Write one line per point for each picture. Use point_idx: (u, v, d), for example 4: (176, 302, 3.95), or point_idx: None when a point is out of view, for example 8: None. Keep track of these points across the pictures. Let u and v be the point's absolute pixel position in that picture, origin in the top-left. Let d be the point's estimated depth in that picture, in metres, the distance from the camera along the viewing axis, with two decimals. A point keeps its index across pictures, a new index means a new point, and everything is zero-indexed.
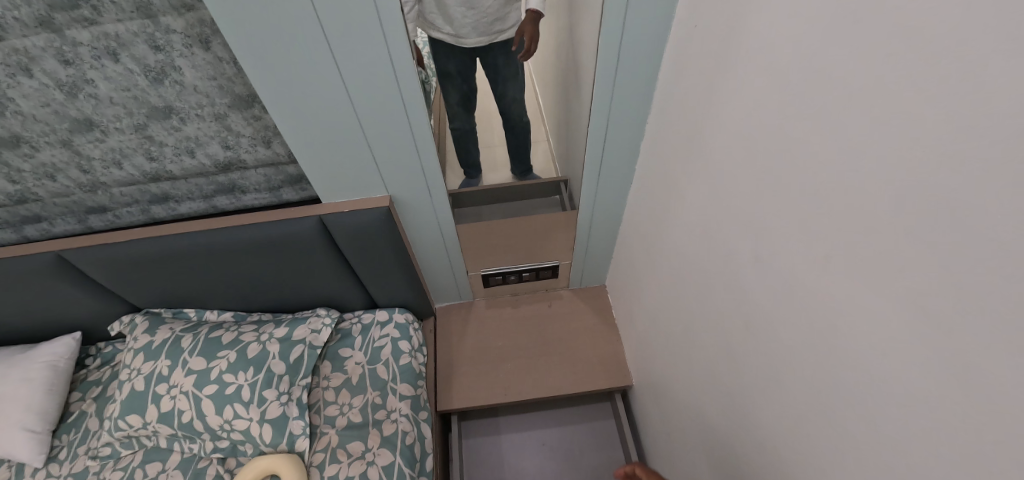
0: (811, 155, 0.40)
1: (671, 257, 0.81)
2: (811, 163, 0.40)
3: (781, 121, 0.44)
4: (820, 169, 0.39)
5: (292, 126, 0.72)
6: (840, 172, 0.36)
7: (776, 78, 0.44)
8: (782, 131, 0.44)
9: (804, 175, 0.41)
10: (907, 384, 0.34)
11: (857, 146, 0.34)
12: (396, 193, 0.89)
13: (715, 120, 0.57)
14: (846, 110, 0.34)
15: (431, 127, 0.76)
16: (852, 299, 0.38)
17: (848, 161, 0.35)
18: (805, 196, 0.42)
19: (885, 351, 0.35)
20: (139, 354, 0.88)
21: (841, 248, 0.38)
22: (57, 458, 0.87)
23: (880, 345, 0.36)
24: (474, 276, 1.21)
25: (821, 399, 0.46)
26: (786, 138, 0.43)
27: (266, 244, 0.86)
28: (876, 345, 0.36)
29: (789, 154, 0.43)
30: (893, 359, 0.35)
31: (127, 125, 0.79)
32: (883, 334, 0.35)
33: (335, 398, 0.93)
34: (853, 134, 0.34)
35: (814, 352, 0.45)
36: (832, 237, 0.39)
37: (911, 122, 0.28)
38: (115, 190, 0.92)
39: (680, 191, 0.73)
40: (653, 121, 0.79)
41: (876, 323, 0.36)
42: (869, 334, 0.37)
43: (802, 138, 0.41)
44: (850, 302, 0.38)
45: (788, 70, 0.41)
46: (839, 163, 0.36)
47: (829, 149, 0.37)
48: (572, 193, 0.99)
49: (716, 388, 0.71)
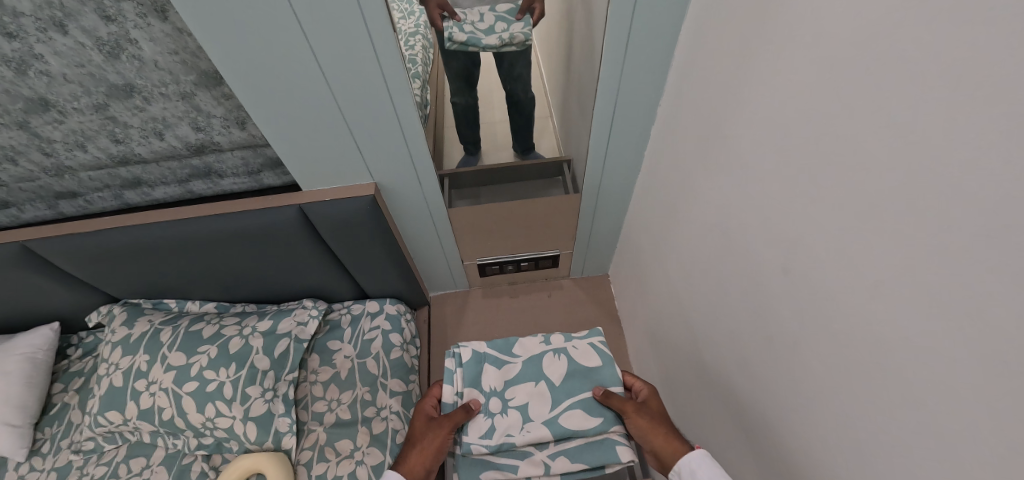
0: (855, 160, 0.34)
1: (681, 255, 0.75)
2: (855, 169, 0.34)
3: (818, 117, 0.37)
4: (869, 177, 0.33)
5: (264, 112, 0.65)
6: (893, 185, 0.31)
7: (816, 61, 0.37)
8: (820, 128, 0.37)
9: (844, 181, 0.35)
10: (973, 444, 0.29)
11: (922, 157, 0.28)
12: (383, 181, 0.82)
13: (738, 111, 0.51)
14: (908, 109, 0.28)
15: (419, 113, 0.69)
16: (899, 331, 0.33)
17: (908, 173, 0.29)
18: (845, 206, 0.36)
19: (942, 397, 0.30)
20: (117, 348, 0.86)
21: (890, 272, 0.33)
22: (40, 451, 0.87)
23: (935, 390, 0.31)
24: (469, 265, 1.15)
25: (848, 430, 0.41)
26: (824, 137, 0.37)
27: (246, 235, 0.81)
28: (927, 387, 0.31)
29: (826, 156, 0.37)
30: (953, 408, 0.30)
31: (86, 104, 0.72)
32: (941, 375, 0.30)
33: (323, 393, 0.92)
34: (916, 139, 0.28)
35: (845, 380, 0.40)
36: (876, 257, 0.34)
37: (1002, 137, 0.22)
38: (82, 175, 0.86)
39: (693, 185, 0.66)
40: (666, 105, 0.72)
41: (937, 364, 0.30)
42: (917, 374, 0.32)
43: (843, 140, 0.35)
44: (897, 335, 0.33)
45: (832, 56, 0.35)
46: (893, 172, 0.30)
47: (879, 156, 0.31)
48: (575, 174, 0.91)
49: (722, 396, 0.68)
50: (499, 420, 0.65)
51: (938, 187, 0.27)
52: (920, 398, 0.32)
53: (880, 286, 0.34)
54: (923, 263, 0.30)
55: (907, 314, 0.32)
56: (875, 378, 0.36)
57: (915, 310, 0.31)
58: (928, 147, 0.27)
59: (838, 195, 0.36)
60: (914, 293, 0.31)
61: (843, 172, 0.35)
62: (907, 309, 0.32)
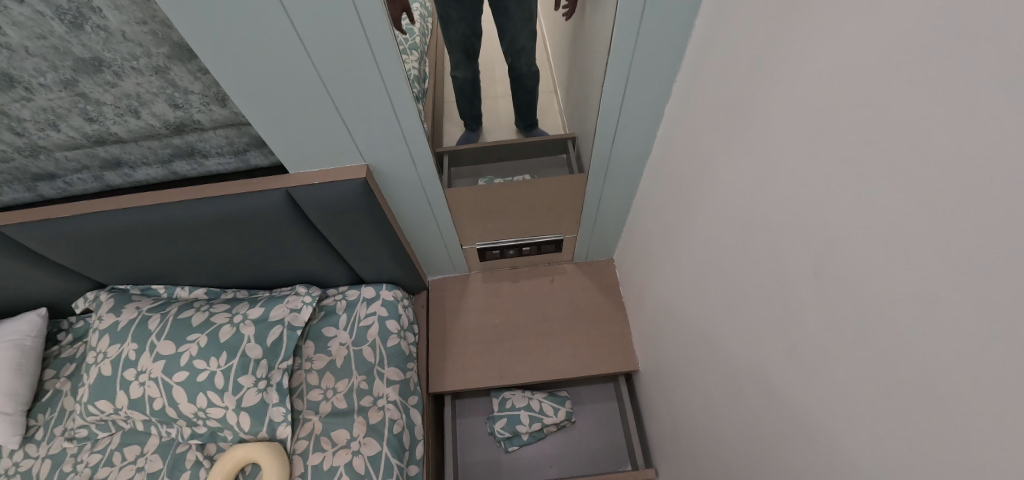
0: (901, 151, 0.29)
1: (695, 245, 0.70)
2: (899, 162, 0.29)
3: (861, 100, 0.32)
4: (920, 172, 0.28)
5: (244, 90, 0.59)
6: (944, 184, 0.26)
7: (860, 30, 0.31)
8: (862, 113, 0.32)
9: (887, 174, 0.31)
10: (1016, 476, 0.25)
11: (983, 157, 0.23)
12: (375, 163, 0.77)
13: (766, 89, 0.45)
14: (970, 99, 0.23)
15: (412, 90, 0.63)
16: (945, 347, 0.29)
17: (968, 172, 0.24)
18: (886, 203, 0.31)
19: (984, 421, 0.27)
20: (105, 336, 0.87)
21: (938, 282, 0.28)
22: (34, 438, 0.90)
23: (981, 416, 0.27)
24: (469, 250, 1.11)
25: (875, 443, 0.38)
26: (866, 123, 0.32)
27: (231, 221, 0.77)
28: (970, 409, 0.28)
29: (866, 144, 0.32)
30: (999, 437, 0.26)
31: (53, 80, 0.66)
32: (989, 399, 0.26)
33: (318, 382, 0.90)
34: (977, 124, 0.23)
35: (874, 390, 0.36)
36: (921, 262, 0.29)
37: None
38: (58, 155, 0.81)
39: (711, 172, 0.60)
40: (683, 81, 0.65)
41: (987, 389, 0.26)
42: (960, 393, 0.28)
43: (888, 128, 0.30)
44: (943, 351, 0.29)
45: (881, 29, 0.29)
46: (947, 169, 0.26)
47: (932, 149, 0.27)
48: (579, 152, 0.85)
49: (738, 394, 0.64)
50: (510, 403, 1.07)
51: (1000, 192, 0.23)
52: (965, 421, 0.28)
53: (925, 296, 0.29)
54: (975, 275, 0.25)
55: (957, 331, 0.28)
56: (909, 393, 0.33)
57: (961, 326, 0.27)
58: (991, 146, 0.23)
59: (878, 189, 0.32)
60: (965, 308, 0.27)
61: (886, 164, 0.30)
62: (954, 324, 0.28)
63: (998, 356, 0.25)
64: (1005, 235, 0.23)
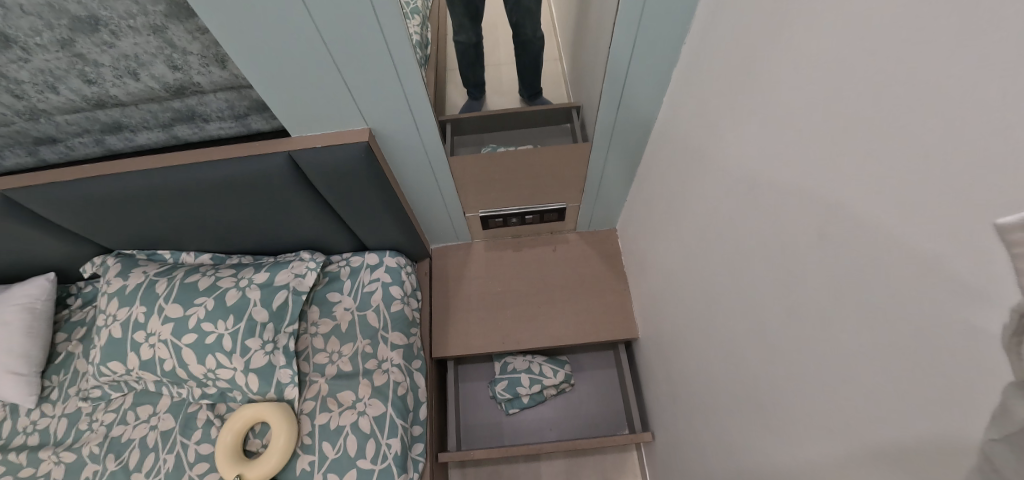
0: (914, 101, 0.28)
1: (699, 207, 0.70)
2: (910, 113, 0.29)
3: (877, 49, 0.31)
4: (928, 121, 0.27)
5: (245, 50, 0.57)
6: (946, 132, 0.26)
7: None
8: (878, 62, 0.31)
9: (896, 124, 0.30)
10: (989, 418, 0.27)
11: (988, 102, 0.23)
12: (378, 128, 0.76)
13: (779, 43, 0.43)
14: (986, 43, 0.23)
15: (416, 55, 0.61)
16: (933, 296, 0.30)
17: (971, 122, 0.24)
18: (891, 154, 0.31)
19: (971, 366, 0.28)
20: (113, 299, 0.89)
21: (935, 234, 0.28)
22: (50, 398, 0.95)
23: (968, 363, 0.28)
24: (471, 218, 1.11)
25: (868, 394, 0.39)
26: (880, 72, 0.31)
27: (233, 186, 0.77)
28: (957, 357, 0.29)
29: (878, 95, 0.32)
30: (980, 383, 0.27)
31: (49, 40, 0.64)
32: (973, 346, 0.27)
33: (323, 346, 0.92)
34: (987, 70, 0.23)
35: (870, 342, 0.37)
36: (920, 212, 0.29)
37: None
38: (59, 118, 0.80)
39: (717, 133, 0.59)
40: (693, 43, 0.63)
41: (973, 336, 0.27)
42: (951, 343, 0.29)
43: (900, 74, 0.29)
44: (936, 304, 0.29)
45: None
46: (951, 119, 0.26)
47: (943, 101, 0.26)
48: (584, 121, 0.84)
49: (736, 357, 0.65)
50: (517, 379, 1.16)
51: (997, 139, 0.23)
52: (949, 365, 0.30)
53: (923, 249, 0.30)
54: (965, 225, 0.26)
55: (948, 282, 0.28)
56: (902, 343, 0.33)
57: (950, 277, 0.28)
58: (996, 93, 0.23)
59: (887, 141, 0.31)
60: (957, 259, 0.27)
61: (895, 114, 0.30)
62: (945, 275, 0.28)
63: (982, 304, 0.26)
64: (996, 183, 0.23)
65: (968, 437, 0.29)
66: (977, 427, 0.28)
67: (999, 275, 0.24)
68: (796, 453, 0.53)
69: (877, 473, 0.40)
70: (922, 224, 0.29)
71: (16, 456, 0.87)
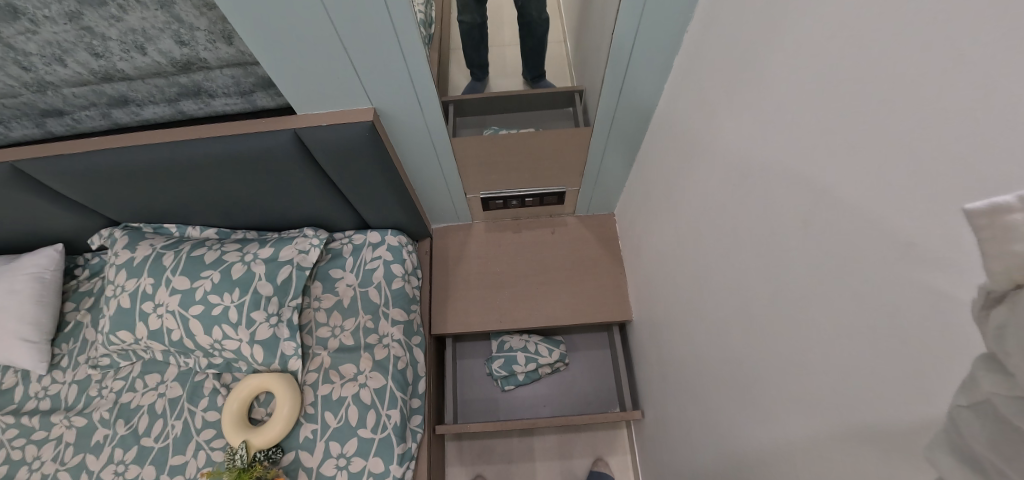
0: (902, 90, 0.30)
1: (694, 191, 0.72)
2: (903, 99, 0.30)
3: (875, 39, 0.32)
4: (915, 110, 0.29)
5: (254, 26, 0.58)
6: (934, 123, 0.28)
7: None
8: (877, 49, 0.32)
9: (888, 110, 0.32)
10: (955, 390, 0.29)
11: (974, 96, 0.25)
12: (382, 107, 0.77)
13: (776, 36, 0.45)
14: (978, 37, 0.24)
15: (421, 33, 0.62)
16: (909, 276, 0.32)
17: (964, 107, 0.25)
18: (882, 141, 0.33)
19: (949, 340, 0.30)
20: (122, 270, 0.92)
21: (916, 220, 0.30)
22: (60, 366, 0.98)
23: (946, 337, 0.30)
24: (473, 199, 1.13)
25: (847, 368, 0.42)
26: (876, 61, 0.32)
27: (240, 162, 0.79)
28: (930, 334, 0.31)
29: (872, 83, 0.33)
30: (953, 359, 0.30)
31: (58, 12, 0.65)
32: (947, 325, 0.30)
33: (326, 320, 0.95)
34: (976, 64, 0.25)
35: (846, 320, 0.40)
36: (903, 199, 0.31)
37: None
38: (66, 91, 0.81)
39: (713, 122, 0.61)
40: (694, 35, 0.64)
41: (946, 313, 0.29)
42: (926, 322, 0.31)
43: (891, 66, 0.31)
44: (916, 285, 0.32)
45: None
46: (940, 107, 0.27)
47: (933, 89, 0.28)
48: (586, 106, 0.85)
49: (722, 334, 0.68)
50: (513, 357, 1.21)
51: (985, 129, 0.24)
52: (924, 344, 0.32)
53: (908, 233, 0.31)
54: (947, 210, 0.28)
55: (928, 260, 0.30)
56: (884, 320, 0.36)
57: (928, 261, 0.30)
58: (986, 84, 0.24)
59: (881, 127, 0.32)
60: (936, 243, 0.29)
61: (890, 98, 0.31)
62: (926, 256, 0.30)
63: (957, 281, 0.28)
64: (982, 167, 0.25)
65: (941, 409, 0.31)
66: (947, 397, 0.31)
67: (972, 253, 0.26)
68: (776, 423, 0.56)
69: (850, 443, 0.43)
70: (904, 211, 0.31)
71: (29, 420, 0.91)
